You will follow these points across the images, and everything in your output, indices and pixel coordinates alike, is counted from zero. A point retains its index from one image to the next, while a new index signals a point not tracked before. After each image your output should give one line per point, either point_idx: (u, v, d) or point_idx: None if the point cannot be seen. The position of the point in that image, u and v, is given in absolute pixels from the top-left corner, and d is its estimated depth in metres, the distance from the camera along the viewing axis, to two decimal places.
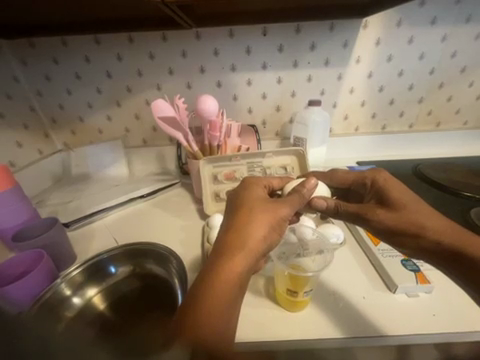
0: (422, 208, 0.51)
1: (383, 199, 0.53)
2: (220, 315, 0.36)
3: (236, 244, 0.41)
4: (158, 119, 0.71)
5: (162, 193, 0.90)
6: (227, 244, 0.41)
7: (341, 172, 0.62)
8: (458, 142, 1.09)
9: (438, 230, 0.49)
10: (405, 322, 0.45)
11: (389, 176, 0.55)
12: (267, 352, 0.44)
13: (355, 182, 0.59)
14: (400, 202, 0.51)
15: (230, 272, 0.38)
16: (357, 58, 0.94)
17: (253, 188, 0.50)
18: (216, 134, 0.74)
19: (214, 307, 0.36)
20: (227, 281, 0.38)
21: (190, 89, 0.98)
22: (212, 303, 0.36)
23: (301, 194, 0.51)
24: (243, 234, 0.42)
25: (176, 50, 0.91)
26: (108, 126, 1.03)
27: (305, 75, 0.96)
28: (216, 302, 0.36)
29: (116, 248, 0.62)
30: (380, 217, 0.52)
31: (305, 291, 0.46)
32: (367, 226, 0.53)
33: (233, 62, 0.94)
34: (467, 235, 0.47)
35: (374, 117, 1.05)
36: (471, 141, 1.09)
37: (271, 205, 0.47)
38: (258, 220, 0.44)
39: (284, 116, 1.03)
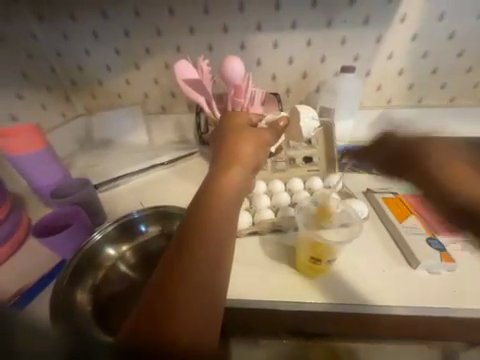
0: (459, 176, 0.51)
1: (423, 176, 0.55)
2: (215, 231, 0.43)
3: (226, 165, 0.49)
4: (182, 81, 0.68)
5: (182, 161, 0.91)
6: (207, 196, 0.45)
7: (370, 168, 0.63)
8: None
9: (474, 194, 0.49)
10: (423, 296, 0.46)
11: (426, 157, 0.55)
12: (281, 314, 0.46)
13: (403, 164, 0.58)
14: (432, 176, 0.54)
15: (219, 190, 0.46)
16: (402, 16, 0.83)
17: (236, 120, 0.57)
18: (240, 99, 0.70)
19: (209, 224, 0.43)
20: (217, 210, 0.44)
21: (212, 52, 0.90)
22: (207, 220, 0.43)
23: (276, 129, 0.57)
24: (219, 190, 0.46)
25: (197, 5, 0.84)
26: (127, 90, 1.01)
27: (339, 37, 0.86)
28: (211, 219, 0.43)
29: (147, 208, 0.64)
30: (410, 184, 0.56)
31: (328, 259, 0.48)
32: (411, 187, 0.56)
33: (259, 20, 0.85)
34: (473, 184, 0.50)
35: (411, 88, 0.94)
36: None
37: (249, 144, 0.52)
38: (241, 170, 0.49)
39: (309, 84, 0.95)
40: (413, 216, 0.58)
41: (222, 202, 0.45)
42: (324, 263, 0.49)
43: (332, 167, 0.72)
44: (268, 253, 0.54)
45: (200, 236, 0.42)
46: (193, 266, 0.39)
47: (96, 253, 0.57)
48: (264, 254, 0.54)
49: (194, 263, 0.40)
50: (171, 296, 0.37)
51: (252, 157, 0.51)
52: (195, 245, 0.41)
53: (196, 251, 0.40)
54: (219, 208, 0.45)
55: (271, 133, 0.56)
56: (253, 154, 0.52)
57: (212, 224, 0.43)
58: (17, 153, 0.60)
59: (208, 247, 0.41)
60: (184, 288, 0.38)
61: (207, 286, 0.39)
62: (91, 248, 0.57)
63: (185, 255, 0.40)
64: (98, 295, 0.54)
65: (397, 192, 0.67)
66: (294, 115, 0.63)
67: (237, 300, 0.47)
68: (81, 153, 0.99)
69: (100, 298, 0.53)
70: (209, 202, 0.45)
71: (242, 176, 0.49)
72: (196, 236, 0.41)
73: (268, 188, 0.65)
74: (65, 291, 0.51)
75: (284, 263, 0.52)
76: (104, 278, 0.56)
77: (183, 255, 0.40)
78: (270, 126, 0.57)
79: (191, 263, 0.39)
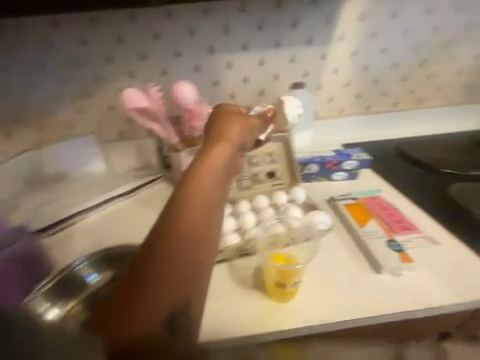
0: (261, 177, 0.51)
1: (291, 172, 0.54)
2: (193, 235, 0.38)
3: (211, 149, 0.42)
4: (132, 111, 0.68)
5: (143, 190, 0.87)
6: (191, 180, 0.40)
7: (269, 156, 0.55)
8: (446, 118, 1.06)
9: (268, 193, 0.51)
10: (386, 302, 0.49)
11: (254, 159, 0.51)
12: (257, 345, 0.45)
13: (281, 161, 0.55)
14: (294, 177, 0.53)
15: (201, 183, 0.40)
16: (340, 35, 0.91)
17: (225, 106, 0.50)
18: (195, 123, 0.70)
19: (186, 226, 0.38)
20: (197, 206, 0.39)
21: (166, 75, 0.89)
22: (184, 221, 0.38)
23: (265, 119, 0.53)
24: (200, 182, 0.40)
25: (146, 32, 0.84)
26: (80, 119, 0.95)
27: (288, 56, 0.92)
28: (188, 221, 0.38)
29: (92, 255, 0.58)
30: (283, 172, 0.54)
31: (295, 282, 0.46)
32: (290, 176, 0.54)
33: (210, 43, 0.87)
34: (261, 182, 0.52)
35: (359, 98, 1.02)
36: (460, 118, 1.06)
37: (235, 128, 0.46)
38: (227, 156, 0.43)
39: (267, 100, 0.98)
40: (372, 220, 0.61)
41: (201, 205, 0.39)
42: (291, 286, 0.47)
43: (295, 179, 0.73)
44: (239, 280, 0.52)
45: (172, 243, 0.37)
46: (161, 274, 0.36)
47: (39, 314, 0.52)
48: (233, 282, 0.52)
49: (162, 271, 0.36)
50: (137, 299, 0.35)
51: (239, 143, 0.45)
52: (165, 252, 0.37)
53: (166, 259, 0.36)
54: (196, 212, 0.39)
55: (260, 122, 0.51)
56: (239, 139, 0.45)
57: (195, 212, 0.38)
58: None
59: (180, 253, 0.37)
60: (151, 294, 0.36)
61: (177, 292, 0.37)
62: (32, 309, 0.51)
63: (154, 262, 0.36)
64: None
65: (357, 196, 0.70)
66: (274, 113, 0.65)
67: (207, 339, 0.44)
68: (28, 193, 0.89)
69: None
70: (185, 206, 0.39)
71: (230, 162, 0.43)
72: (170, 243, 0.37)
73: (233, 210, 0.64)
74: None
75: (254, 288, 0.51)
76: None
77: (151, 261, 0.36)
78: (261, 118, 0.53)
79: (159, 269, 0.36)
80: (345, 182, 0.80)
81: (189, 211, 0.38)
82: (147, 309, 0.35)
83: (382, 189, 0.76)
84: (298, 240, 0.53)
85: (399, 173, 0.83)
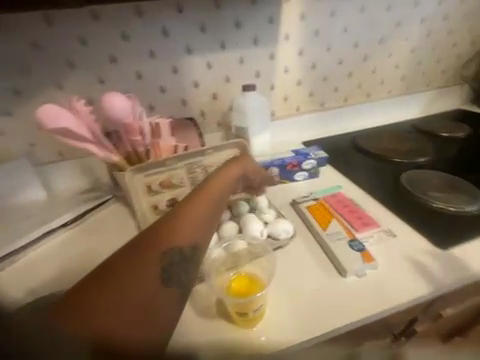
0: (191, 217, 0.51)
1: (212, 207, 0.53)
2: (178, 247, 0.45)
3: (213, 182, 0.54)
4: (51, 131, 0.57)
5: (92, 215, 0.77)
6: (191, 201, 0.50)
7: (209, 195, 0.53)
8: (391, 109, 1.14)
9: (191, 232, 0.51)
10: (350, 309, 0.48)
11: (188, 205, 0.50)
12: None
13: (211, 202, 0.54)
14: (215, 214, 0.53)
15: (198, 204, 0.49)
16: (286, 35, 0.91)
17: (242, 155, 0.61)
18: (137, 138, 0.63)
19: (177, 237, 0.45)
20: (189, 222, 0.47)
21: (104, 84, 0.79)
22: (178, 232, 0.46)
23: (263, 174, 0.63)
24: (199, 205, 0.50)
25: (71, 37, 0.73)
26: (1, 142, 0.80)
27: (236, 57, 0.88)
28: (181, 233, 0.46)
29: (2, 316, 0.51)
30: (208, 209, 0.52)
31: (255, 308, 0.44)
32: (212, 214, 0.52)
33: (150, 48, 0.79)
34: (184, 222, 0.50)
35: (311, 95, 1.04)
36: (402, 107, 1.15)
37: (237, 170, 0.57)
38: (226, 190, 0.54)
39: (222, 104, 0.94)
40: (334, 220, 0.60)
41: (185, 230, 0.46)
42: (253, 313, 0.44)
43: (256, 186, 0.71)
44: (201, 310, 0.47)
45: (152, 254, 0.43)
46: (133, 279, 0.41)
47: None
48: (195, 313, 0.47)
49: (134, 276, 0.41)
50: (104, 298, 0.38)
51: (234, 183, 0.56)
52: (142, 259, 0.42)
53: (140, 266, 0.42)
54: (178, 234, 0.46)
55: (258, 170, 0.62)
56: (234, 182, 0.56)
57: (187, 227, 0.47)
58: None
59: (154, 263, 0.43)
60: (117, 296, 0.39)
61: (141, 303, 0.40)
62: None
63: (132, 266, 0.42)
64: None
65: (319, 196, 0.69)
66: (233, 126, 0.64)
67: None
68: None
69: None
70: (168, 226, 0.46)
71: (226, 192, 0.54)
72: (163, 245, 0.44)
73: None
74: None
75: (217, 316, 0.47)
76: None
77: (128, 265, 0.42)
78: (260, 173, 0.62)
79: (132, 274, 0.41)
80: (307, 181, 0.80)
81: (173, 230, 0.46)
82: (106, 315, 0.38)
83: (341, 185, 0.78)
84: (260, 256, 0.50)
85: (355, 166, 0.86)
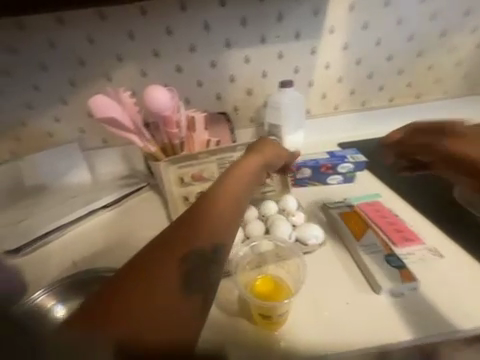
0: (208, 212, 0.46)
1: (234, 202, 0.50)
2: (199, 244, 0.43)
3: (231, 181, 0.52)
4: (100, 118, 0.62)
5: (128, 200, 0.83)
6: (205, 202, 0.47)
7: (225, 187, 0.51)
8: (446, 112, 1.01)
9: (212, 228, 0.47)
10: (381, 331, 0.45)
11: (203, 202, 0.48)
12: None
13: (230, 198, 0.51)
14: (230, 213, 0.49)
15: (217, 207, 0.47)
16: (330, 28, 0.85)
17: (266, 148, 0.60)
18: (174, 130, 0.66)
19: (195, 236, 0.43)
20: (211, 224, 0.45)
21: (146, 77, 0.83)
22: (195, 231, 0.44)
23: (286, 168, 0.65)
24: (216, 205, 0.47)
25: (121, 31, 0.77)
26: (58, 128, 0.89)
27: (275, 52, 0.85)
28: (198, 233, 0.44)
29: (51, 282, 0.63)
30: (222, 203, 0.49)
31: (279, 313, 0.43)
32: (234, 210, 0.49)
33: (191, 42, 0.81)
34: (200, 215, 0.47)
35: (353, 93, 0.97)
36: (461, 111, 1.01)
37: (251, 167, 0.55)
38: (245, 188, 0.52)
39: (256, 100, 0.92)
40: (370, 231, 0.56)
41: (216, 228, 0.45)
42: (277, 317, 0.43)
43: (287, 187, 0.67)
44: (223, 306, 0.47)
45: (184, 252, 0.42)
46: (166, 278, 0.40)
47: None
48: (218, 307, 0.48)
49: (169, 275, 0.40)
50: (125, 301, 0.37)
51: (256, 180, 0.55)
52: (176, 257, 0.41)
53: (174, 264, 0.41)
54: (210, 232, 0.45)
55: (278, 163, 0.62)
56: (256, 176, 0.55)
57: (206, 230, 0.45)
58: None
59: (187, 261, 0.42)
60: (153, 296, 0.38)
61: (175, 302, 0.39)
62: None
63: (153, 266, 0.40)
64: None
65: (354, 203, 0.64)
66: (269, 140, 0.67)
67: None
68: (6, 209, 0.84)
69: None
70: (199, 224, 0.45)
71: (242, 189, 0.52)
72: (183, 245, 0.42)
73: None
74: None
75: (238, 314, 0.48)
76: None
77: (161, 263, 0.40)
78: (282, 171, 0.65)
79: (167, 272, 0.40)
80: (341, 186, 0.75)
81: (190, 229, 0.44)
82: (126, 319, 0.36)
83: (379, 193, 0.71)
84: (287, 259, 0.49)
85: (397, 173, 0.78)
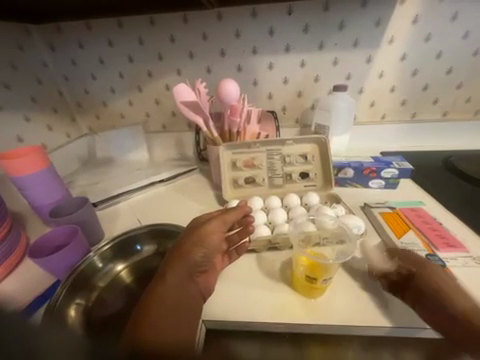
0: (197, 246, 0.50)
1: (218, 246, 0.53)
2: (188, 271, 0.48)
3: (215, 227, 0.53)
4: (181, 103, 0.74)
5: (181, 178, 0.95)
6: (187, 241, 0.51)
7: (210, 230, 0.52)
8: None
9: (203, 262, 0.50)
10: (414, 315, 0.44)
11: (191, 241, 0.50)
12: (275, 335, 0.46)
13: (220, 243, 0.53)
14: (213, 251, 0.52)
15: (184, 247, 0.50)
16: (390, 38, 0.86)
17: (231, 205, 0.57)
18: (236, 119, 0.75)
19: (183, 264, 0.48)
20: (180, 260, 0.48)
21: (210, 74, 0.96)
22: (181, 261, 0.48)
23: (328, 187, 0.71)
24: (201, 241, 0.50)
25: (196, 32, 0.89)
26: (130, 110, 1.05)
27: (331, 58, 0.91)
28: (180, 263, 0.48)
29: (104, 243, 0.58)
30: (210, 242, 0.51)
31: (324, 278, 0.45)
32: (211, 248, 0.51)
33: (254, 45, 0.90)
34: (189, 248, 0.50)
35: (404, 104, 0.97)
36: None
37: (230, 216, 0.54)
38: (211, 228, 0.52)
39: (305, 102, 0.98)
40: (411, 232, 0.57)
41: (216, 234, 0.52)
42: (320, 283, 0.46)
43: (329, 183, 0.73)
44: (265, 271, 0.54)
45: (194, 252, 0.49)
46: (184, 273, 0.47)
47: (91, 273, 0.55)
48: (260, 271, 0.54)
49: (185, 268, 0.48)
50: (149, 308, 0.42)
51: (216, 229, 0.52)
52: (187, 256, 0.49)
53: (187, 260, 0.48)
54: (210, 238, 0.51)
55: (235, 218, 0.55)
56: (214, 228, 0.52)
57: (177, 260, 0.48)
58: (20, 174, 0.59)
59: (197, 260, 0.49)
60: (175, 288, 0.45)
61: (191, 297, 0.46)
62: (86, 269, 0.54)
63: (162, 283, 0.46)
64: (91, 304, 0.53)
65: (395, 206, 0.67)
66: (320, 143, 0.75)
67: (216, 320, 0.46)
68: (83, 172, 1.02)
69: (94, 323, 0.50)
70: (203, 230, 0.52)
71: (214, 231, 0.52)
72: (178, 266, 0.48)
73: (265, 204, 0.68)
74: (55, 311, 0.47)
75: (278, 280, 0.52)
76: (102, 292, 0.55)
77: (178, 272, 0.47)
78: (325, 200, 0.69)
79: (183, 269, 0.48)
80: (382, 191, 0.78)
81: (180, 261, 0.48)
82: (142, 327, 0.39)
83: (422, 200, 0.72)
84: (330, 242, 0.53)
85: (443, 186, 0.78)
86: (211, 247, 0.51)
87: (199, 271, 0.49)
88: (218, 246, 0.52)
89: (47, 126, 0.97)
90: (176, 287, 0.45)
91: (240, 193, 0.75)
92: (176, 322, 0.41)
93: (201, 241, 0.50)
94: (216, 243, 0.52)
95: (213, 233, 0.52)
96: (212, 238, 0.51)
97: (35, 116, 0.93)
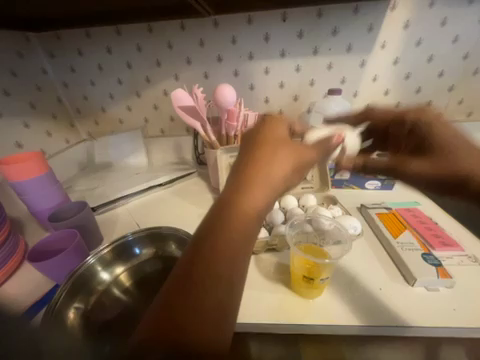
0: (245, 198, 0.34)
1: (272, 194, 0.37)
2: (234, 241, 0.32)
3: (258, 168, 0.37)
4: (178, 108, 0.76)
5: (180, 182, 0.96)
6: (228, 198, 0.35)
7: (270, 174, 0.37)
8: None
9: (252, 224, 0.34)
10: (412, 314, 0.44)
11: (237, 195, 0.35)
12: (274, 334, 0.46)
13: (276, 192, 0.37)
14: (266, 203, 0.36)
15: (231, 206, 0.34)
16: (382, 43, 0.89)
17: (269, 129, 0.42)
18: (233, 123, 0.77)
19: (227, 231, 0.33)
20: (227, 228, 0.33)
21: (208, 79, 0.98)
22: (225, 227, 0.33)
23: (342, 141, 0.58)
24: (249, 192, 0.35)
25: (193, 39, 0.91)
26: (129, 116, 1.07)
27: (325, 63, 0.93)
28: (223, 230, 0.33)
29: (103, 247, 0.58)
30: (264, 190, 0.36)
31: (321, 278, 0.46)
32: (265, 196, 0.36)
33: (250, 51, 0.92)
34: (233, 205, 0.34)
35: (398, 107, 0.99)
36: None
37: (288, 155, 0.40)
38: (260, 173, 0.37)
39: (301, 105, 1.00)
40: (407, 232, 0.58)
41: (267, 183, 0.36)
42: (319, 282, 0.46)
43: (325, 185, 0.75)
44: (263, 272, 0.54)
45: (243, 208, 0.34)
46: (233, 248, 0.32)
47: (90, 276, 0.55)
48: (258, 272, 0.54)
49: (237, 240, 0.33)
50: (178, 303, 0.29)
51: (272, 172, 0.37)
52: (237, 221, 0.33)
53: (236, 229, 0.33)
54: (261, 192, 0.36)
55: (308, 156, 0.43)
56: (274, 169, 0.37)
57: (223, 229, 0.33)
58: (19, 180, 0.60)
59: (250, 227, 0.34)
60: (226, 263, 0.31)
61: (234, 281, 0.31)
62: (85, 273, 0.55)
63: (198, 262, 0.31)
64: (89, 310, 0.52)
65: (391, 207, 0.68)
66: None
67: None
68: (82, 177, 1.03)
69: (90, 327, 0.49)
70: (244, 180, 0.36)
71: (271, 175, 0.37)
72: (221, 236, 0.32)
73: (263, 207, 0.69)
74: (52, 316, 0.47)
75: (276, 282, 0.52)
76: (102, 296, 0.55)
77: (223, 243, 0.32)
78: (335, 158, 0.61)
79: (234, 240, 0.32)
80: (379, 191, 0.79)
81: (226, 228, 0.33)
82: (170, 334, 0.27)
83: (417, 201, 0.73)
84: (327, 242, 0.54)
85: None
86: (265, 196, 0.36)
87: (252, 237, 0.34)
88: (276, 194, 0.37)
89: (46, 132, 0.98)
90: (221, 267, 0.31)
91: None
92: (213, 318, 0.29)
93: (252, 192, 0.35)
94: (273, 190, 0.37)
95: (273, 177, 0.37)
96: (269, 184, 0.36)
97: (34, 122, 0.93)
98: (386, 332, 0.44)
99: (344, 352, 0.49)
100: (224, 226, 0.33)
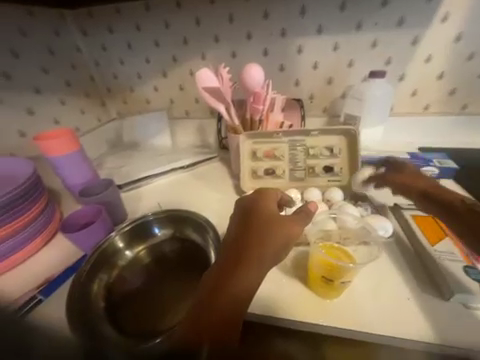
0: (249, 242, 0.43)
1: (273, 242, 0.44)
2: (243, 271, 0.41)
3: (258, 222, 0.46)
4: (203, 89, 0.73)
5: (201, 165, 0.95)
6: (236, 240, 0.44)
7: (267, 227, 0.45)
8: None
9: (255, 262, 0.42)
10: (442, 330, 0.41)
11: (243, 238, 0.44)
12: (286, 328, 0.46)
13: (276, 237, 0.44)
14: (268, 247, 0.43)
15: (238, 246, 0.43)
16: (444, 15, 0.74)
17: (266, 202, 0.51)
18: (259, 106, 0.72)
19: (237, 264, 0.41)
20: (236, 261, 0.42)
21: (235, 59, 0.92)
22: (234, 260, 0.42)
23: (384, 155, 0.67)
24: (252, 238, 0.44)
25: (222, 14, 0.85)
26: (155, 96, 1.07)
27: (369, 40, 0.81)
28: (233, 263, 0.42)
29: (125, 224, 0.61)
30: (264, 237, 0.44)
31: (342, 280, 0.43)
32: (266, 242, 0.43)
33: (283, 27, 0.84)
34: (240, 246, 0.43)
35: (453, 93, 0.85)
36: None
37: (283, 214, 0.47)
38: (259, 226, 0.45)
39: (335, 89, 0.91)
40: (447, 240, 0.51)
41: (266, 233, 0.44)
42: (338, 284, 0.44)
43: (355, 179, 0.68)
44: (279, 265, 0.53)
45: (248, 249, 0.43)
46: (241, 278, 0.40)
47: (113, 250, 0.59)
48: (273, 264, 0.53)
49: (243, 271, 0.41)
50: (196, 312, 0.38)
51: (270, 226, 0.45)
52: (244, 257, 0.42)
53: (243, 263, 0.41)
54: (261, 248, 0.43)
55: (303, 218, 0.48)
56: (271, 225, 0.45)
57: (232, 262, 0.42)
58: (54, 155, 0.64)
59: (254, 265, 0.42)
60: (241, 296, 0.39)
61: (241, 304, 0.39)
62: (109, 247, 0.58)
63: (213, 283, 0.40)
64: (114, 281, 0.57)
65: None
66: (350, 136, 0.69)
67: None
68: (111, 154, 1.08)
69: (114, 297, 0.54)
70: (247, 230, 0.45)
71: (268, 227, 0.45)
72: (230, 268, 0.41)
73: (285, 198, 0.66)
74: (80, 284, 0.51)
75: (292, 276, 0.51)
76: (124, 270, 0.59)
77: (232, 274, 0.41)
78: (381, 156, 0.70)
79: (242, 272, 0.41)
80: None
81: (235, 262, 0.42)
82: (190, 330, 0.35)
83: None
84: (352, 242, 0.49)
85: None
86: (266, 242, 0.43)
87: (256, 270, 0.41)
88: (276, 241, 0.44)
89: (80, 111, 1.03)
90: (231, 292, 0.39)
91: (259, 184, 0.73)
92: (223, 326, 0.37)
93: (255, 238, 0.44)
94: (274, 238, 0.44)
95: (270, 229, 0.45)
96: (268, 233, 0.44)
97: (70, 101, 0.99)
98: (407, 344, 0.41)
99: (355, 354, 0.47)
100: (233, 262, 0.42)
